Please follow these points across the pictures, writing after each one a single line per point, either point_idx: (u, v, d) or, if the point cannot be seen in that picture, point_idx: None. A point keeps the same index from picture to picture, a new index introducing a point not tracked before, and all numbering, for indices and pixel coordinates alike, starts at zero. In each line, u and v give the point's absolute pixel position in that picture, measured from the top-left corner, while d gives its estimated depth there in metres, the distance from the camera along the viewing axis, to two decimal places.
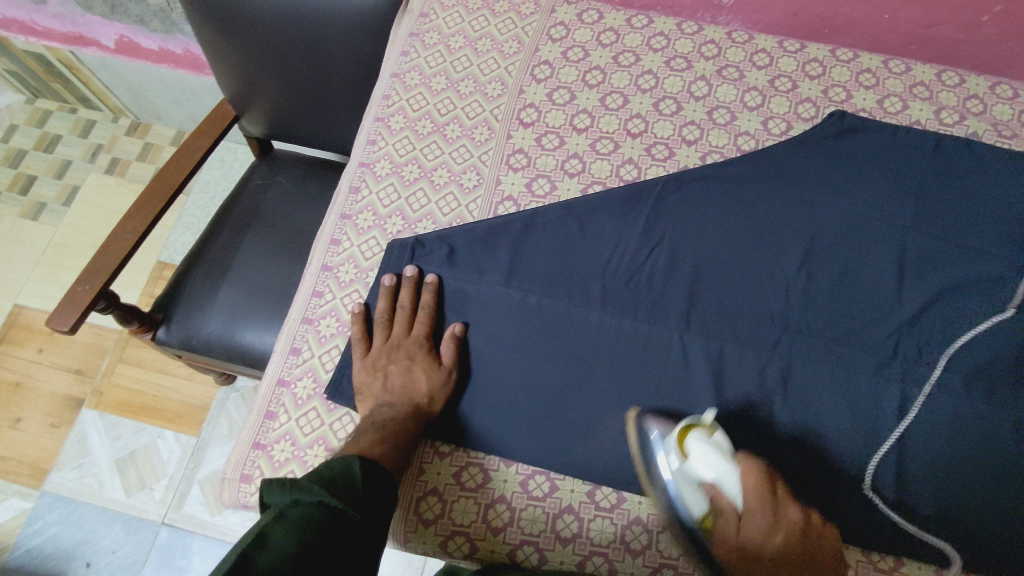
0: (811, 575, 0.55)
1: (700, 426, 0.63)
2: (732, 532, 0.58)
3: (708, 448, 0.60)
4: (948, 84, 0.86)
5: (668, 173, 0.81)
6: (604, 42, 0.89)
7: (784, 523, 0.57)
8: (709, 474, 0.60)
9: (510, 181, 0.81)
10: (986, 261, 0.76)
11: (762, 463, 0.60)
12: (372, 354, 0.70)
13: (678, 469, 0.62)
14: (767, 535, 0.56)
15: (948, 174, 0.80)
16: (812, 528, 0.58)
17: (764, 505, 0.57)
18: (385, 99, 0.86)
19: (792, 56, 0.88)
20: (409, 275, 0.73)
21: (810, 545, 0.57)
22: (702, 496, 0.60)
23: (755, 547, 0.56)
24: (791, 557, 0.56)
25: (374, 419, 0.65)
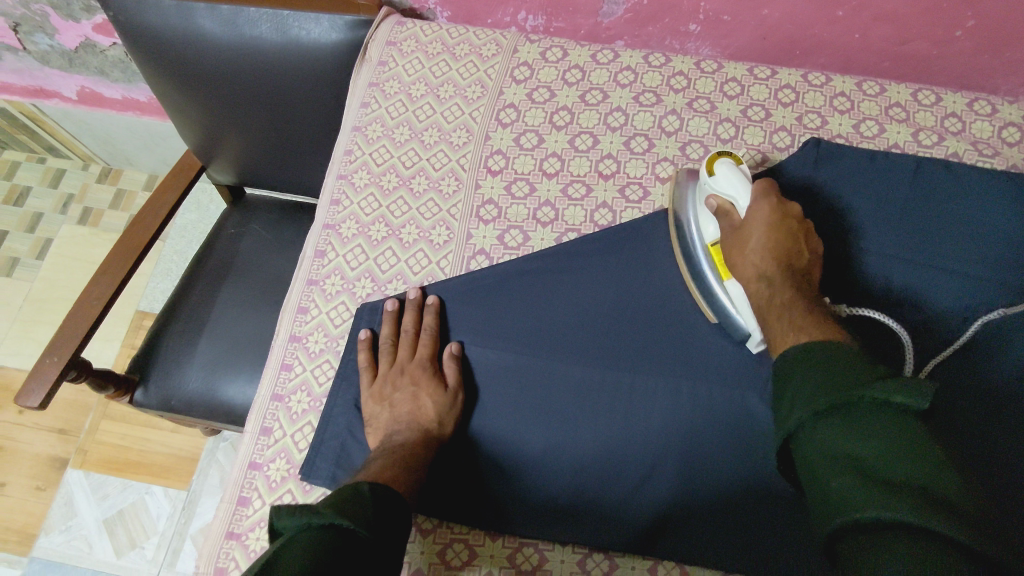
0: (790, 252, 0.64)
1: (728, 155, 0.71)
2: (731, 224, 0.68)
3: (730, 172, 0.69)
4: (925, 103, 0.84)
5: (644, 215, 0.79)
6: (570, 80, 0.86)
7: (782, 212, 0.65)
8: (727, 191, 0.68)
9: (482, 235, 0.79)
10: (977, 287, 0.73)
11: (776, 185, 0.68)
12: (377, 384, 0.70)
13: (704, 186, 0.72)
14: (766, 214, 0.65)
15: (932, 198, 0.77)
16: (807, 229, 0.66)
17: (763, 192, 0.66)
18: (347, 155, 0.84)
19: (764, 83, 0.86)
20: (413, 298, 0.74)
21: (800, 244, 0.65)
22: (715, 210, 0.70)
23: (748, 227, 0.66)
24: (783, 248, 0.64)
25: (385, 448, 0.65)
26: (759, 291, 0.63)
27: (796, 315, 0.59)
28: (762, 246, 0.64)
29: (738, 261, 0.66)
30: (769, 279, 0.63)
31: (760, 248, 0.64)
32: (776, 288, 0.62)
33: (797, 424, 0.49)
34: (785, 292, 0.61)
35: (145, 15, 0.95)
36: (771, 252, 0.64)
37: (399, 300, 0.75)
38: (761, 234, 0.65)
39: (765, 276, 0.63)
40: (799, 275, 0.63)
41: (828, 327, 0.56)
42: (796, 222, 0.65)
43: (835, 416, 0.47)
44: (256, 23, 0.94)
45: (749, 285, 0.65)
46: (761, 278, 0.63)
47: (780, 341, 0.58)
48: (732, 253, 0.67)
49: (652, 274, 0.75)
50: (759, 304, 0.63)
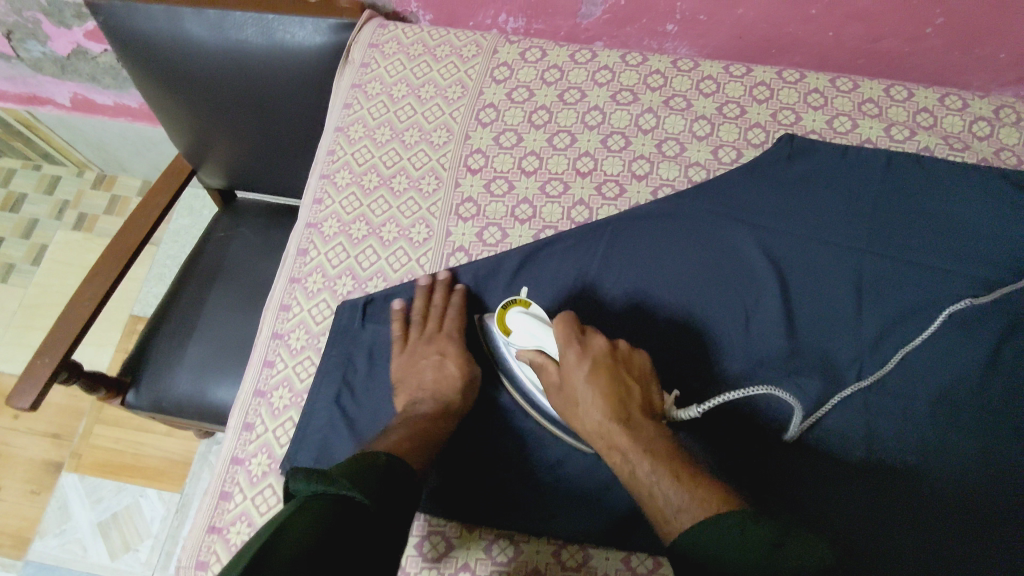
0: (622, 399, 0.61)
1: (516, 302, 0.70)
2: (554, 378, 0.65)
3: (525, 315, 0.68)
4: (897, 98, 0.85)
5: (619, 212, 0.80)
6: (548, 80, 0.88)
7: (593, 354, 0.64)
8: (531, 343, 0.67)
9: (461, 232, 0.80)
10: (943, 281, 0.75)
11: (577, 320, 0.67)
12: (406, 354, 0.73)
13: (507, 341, 0.70)
14: (576, 364, 0.64)
15: (902, 193, 0.79)
16: (622, 361, 0.64)
17: (564, 341, 0.65)
18: (330, 155, 0.85)
19: (740, 81, 0.87)
20: (443, 276, 0.76)
21: (629, 382, 0.63)
22: (533, 365, 0.68)
23: (572, 377, 0.64)
24: (620, 396, 0.61)
25: (410, 417, 0.67)
26: (607, 448, 0.60)
27: (661, 473, 0.55)
28: (594, 398, 0.62)
29: (583, 421, 0.63)
30: (619, 447, 0.59)
31: (595, 404, 0.61)
32: (638, 442, 0.58)
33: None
34: (633, 446, 0.58)
35: (133, 20, 0.96)
36: (604, 407, 0.61)
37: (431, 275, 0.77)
38: (586, 386, 0.63)
39: (612, 435, 0.60)
40: (644, 419, 0.61)
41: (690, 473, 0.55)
42: (609, 356, 0.64)
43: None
44: (242, 27, 0.96)
45: (598, 442, 0.61)
46: (607, 441, 0.60)
47: (653, 507, 0.55)
48: (571, 406, 0.64)
49: (625, 268, 0.77)
50: (618, 466, 0.59)
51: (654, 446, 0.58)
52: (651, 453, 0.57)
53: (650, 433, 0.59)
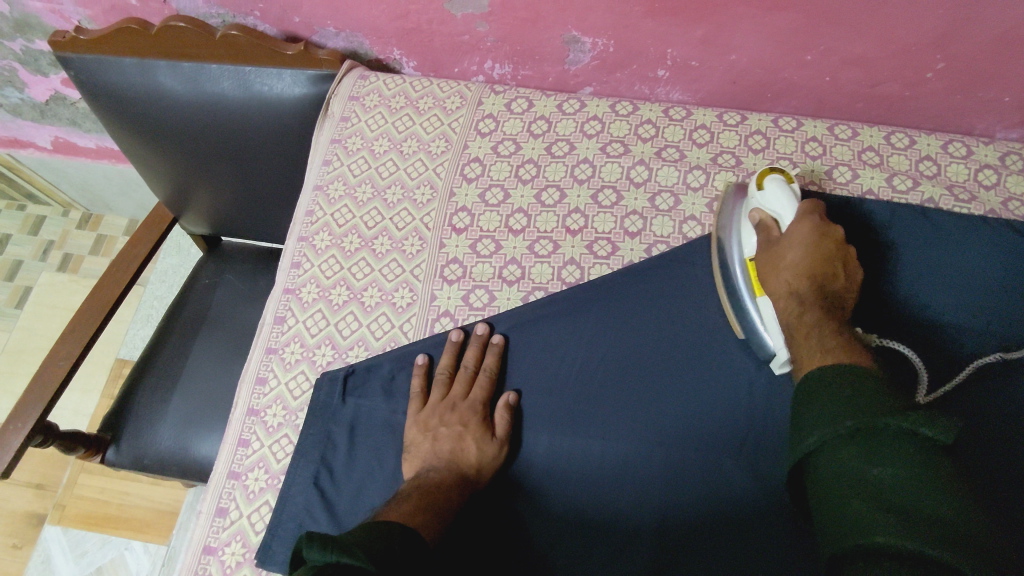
0: (827, 274, 0.61)
1: (778, 173, 0.69)
2: (769, 239, 0.65)
3: (778, 189, 0.67)
4: (898, 145, 0.82)
5: (612, 271, 0.77)
6: (535, 132, 0.84)
7: (823, 233, 0.62)
8: (772, 210, 0.67)
9: (446, 296, 0.76)
10: (959, 339, 0.70)
11: (824, 209, 0.65)
12: (425, 414, 0.69)
13: (750, 200, 0.70)
14: (804, 229, 0.63)
15: (910, 245, 0.74)
16: (847, 244, 0.63)
17: (808, 214, 0.64)
18: (309, 216, 0.82)
19: (734, 130, 0.84)
20: (479, 335, 0.72)
21: (841, 269, 0.61)
22: (754, 228, 0.68)
23: (786, 241, 0.64)
24: (821, 271, 0.61)
25: (419, 484, 0.63)
26: (788, 308, 0.61)
27: (830, 334, 0.56)
28: (799, 262, 0.62)
29: (776, 280, 0.63)
30: (802, 300, 0.60)
31: (796, 262, 0.62)
32: (810, 309, 0.59)
33: (814, 444, 0.47)
34: (813, 309, 0.59)
35: (107, 74, 0.94)
36: (807, 271, 0.61)
37: (466, 333, 0.74)
38: (801, 253, 0.62)
39: (797, 291, 0.61)
40: (836, 296, 0.60)
41: (852, 350, 0.55)
42: (838, 241, 0.62)
43: (856, 442, 0.45)
44: (217, 80, 0.93)
45: (779, 300, 0.62)
46: (795, 296, 0.61)
47: (803, 359, 0.57)
48: (769, 269, 0.64)
49: (622, 331, 0.73)
50: (789, 321, 0.61)
51: (828, 319, 0.58)
52: (827, 322, 0.58)
53: (829, 308, 0.59)
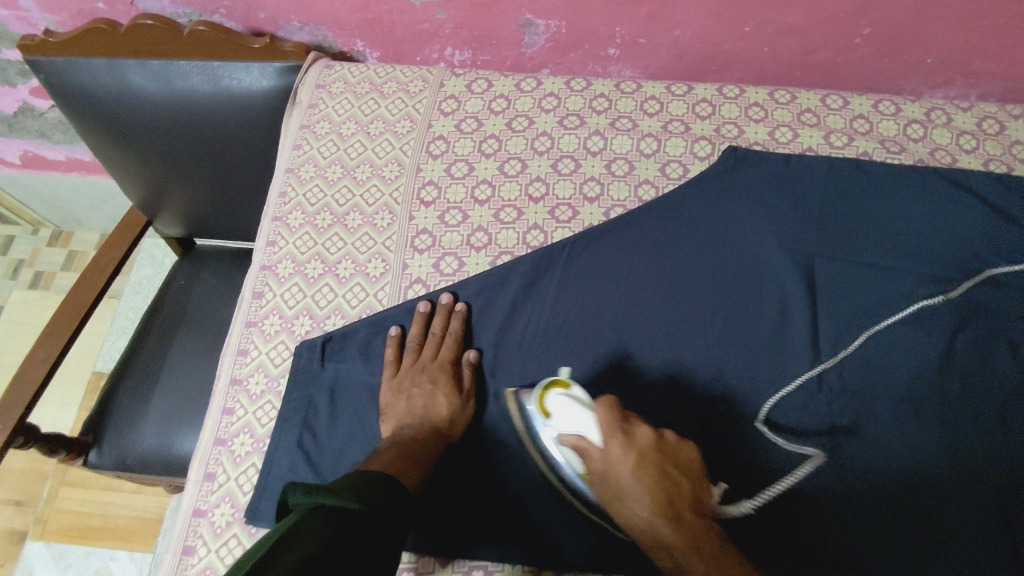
0: (669, 494, 0.59)
1: (556, 385, 0.68)
2: (594, 467, 0.62)
3: (564, 398, 0.65)
4: (833, 106, 0.88)
5: (574, 234, 0.81)
6: (495, 109, 0.89)
7: (637, 443, 0.61)
8: (574, 432, 0.64)
9: (417, 264, 0.80)
10: (895, 278, 0.78)
11: (619, 407, 0.64)
12: (398, 378, 0.73)
13: (546, 426, 0.67)
14: (622, 455, 0.61)
15: (844, 196, 0.82)
16: (669, 451, 0.61)
17: (608, 431, 0.62)
18: (281, 197, 0.85)
19: (682, 99, 0.89)
20: (444, 303, 0.76)
21: (679, 475, 0.60)
22: (573, 452, 0.65)
23: (614, 467, 0.61)
24: (663, 486, 0.59)
25: (396, 441, 0.67)
26: (661, 548, 0.58)
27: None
28: (641, 491, 0.59)
29: (628, 513, 0.60)
30: (669, 546, 0.57)
31: (641, 498, 0.59)
32: (690, 540, 0.56)
33: None
34: (684, 546, 0.56)
35: (76, 75, 0.96)
36: (649, 498, 0.58)
37: (432, 301, 0.77)
38: (632, 480, 0.59)
39: (661, 534, 0.57)
40: (688, 513, 0.58)
41: None
42: (661, 451, 0.61)
43: None
44: (186, 75, 0.96)
45: (650, 548, 0.58)
46: (657, 533, 0.57)
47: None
48: (615, 498, 0.61)
49: (584, 288, 0.78)
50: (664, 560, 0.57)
51: (699, 546, 0.56)
52: (703, 554, 0.55)
53: (694, 536, 0.57)
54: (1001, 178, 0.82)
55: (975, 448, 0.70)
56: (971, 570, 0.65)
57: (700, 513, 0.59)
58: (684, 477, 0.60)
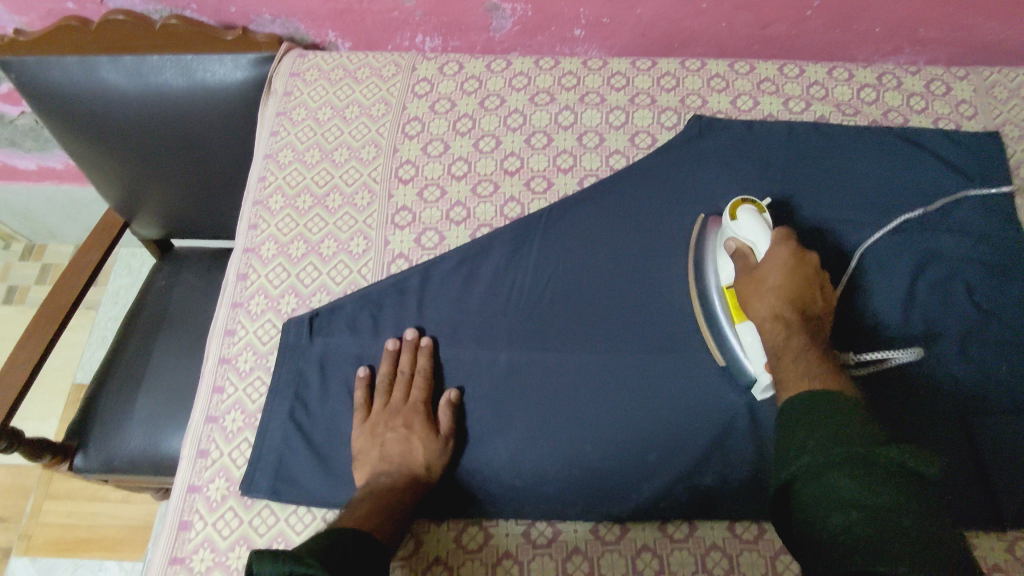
0: (804, 298, 0.67)
1: (749, 202, 0.74)
2: (749, 266, 0.71)
3: (751, 218, 0.72)
4: (790, 75, 0.93)
5: (550, 204, 0.84)
6: (468, 90, 0.91)
7: (801, 259, 0.69)
8: (749, 239, 0.72)
9: (399, 240, 0.82)
10: (856, 230, 0.82)
11: (793, 234, 0.72)
12: (370, 421, 0.70)
13: (724, 228, 0.75)
14: (784, 257, 0.69)
15: (804, 157, 0.86)
16: (819, 277, 0.69)
17: (784, 240, 0.70)
18: (261, 182, 0.86)
19: (647, 73, 0.93)
20: (410, 339, 0.74)
21: (816, 292, 0.69)
22: (731, 258, 0.73)
23: (767, 269, 0.69)
24: (795, 295, 0.67)
25: (370, 490, 0.66)
26: (777, 333, 0.66)
27: (816, 363, 0.62)
28: (779, 285, 0.67)
29: (757, 306, 0.68)
30: (789, 330, 0.65)
31: (778, 291, 0.67)
32: (802, 334, 0.65)
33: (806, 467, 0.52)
34: (801, 332, 0.65)
35: (47, 74, 0.96)
36: (787, 294, 0.67)
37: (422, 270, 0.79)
38: (780, 278, 0.68)
39: (785, 317, 0.66)
40: (811, 320, 0.67)
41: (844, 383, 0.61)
42: (813, 268, 0.69)
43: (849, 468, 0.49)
44: (160, 70, 0.97)
45: (766, 327, 0.67)
46: (780, 323, 0.66)
47: (791, 380, 0.62)
48: (749, 295, 0.69)
49: (564, 252, 0.81)
50: (774, 351, 0.66)
51: (812, 342, 0.64)
52: (816, 350, 0.63)
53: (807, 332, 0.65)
54: (949, 133, 0.87)
55: (944, 383, 0.73)
56: (965, 495, 0.69)
57: (821, 325, 0.67)
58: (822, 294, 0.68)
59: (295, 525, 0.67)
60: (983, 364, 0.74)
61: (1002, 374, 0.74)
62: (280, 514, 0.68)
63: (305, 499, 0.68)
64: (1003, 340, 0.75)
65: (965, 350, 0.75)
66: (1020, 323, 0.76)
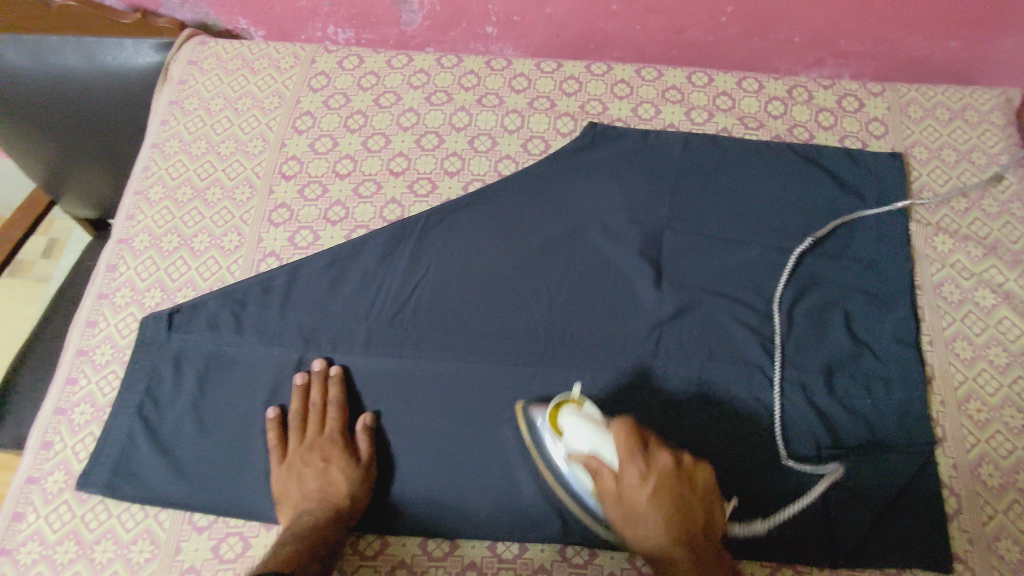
0: (686, 521, 0.57)
1: (569, 403, 0.66)
2: (607, 488, 0.60)
3: (578, 421, 0.63)
4: (698, 84, 0.90)
5: (430, 207, 0.82)
6: (364, 86, 0.90)
7: (656, 471, 0.58)
8: (587, 446, 0.62)
9: (273, 237, 0.80)
10: (741, 250, 0.79)
11: (633, 429, 0.61)
12: (288, 461, 0.69)
13: (559, 444, 0.65)
14: (639, 484, 0.58)
15: (699, 170, 0.83)
16: (687, 476, 0.59)
17: (626, 454, 0.59)
18: (144, 172, 0.85)
19: (550, 76, 0.90)
20: (318, 370, 0.73)
21: (692, 498, 0.58)
22: (583, 469, 0.63)
23: (631, 497, 0.58)
24: (674, 519, 0.57)
25: (294, 531, 0.64)
26: None
27: None
28: (654, 514, 0.57)
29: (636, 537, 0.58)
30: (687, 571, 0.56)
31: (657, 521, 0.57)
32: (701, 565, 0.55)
33: None
34: (681, 553, 0.56)
35: None
36: (674, 524, 0.57)
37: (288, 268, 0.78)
38: (650, 510, 0.57)
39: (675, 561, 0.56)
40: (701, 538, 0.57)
41: None
42: (676, 475, 0.58)
43: None
44: (61, 52, 0.96)
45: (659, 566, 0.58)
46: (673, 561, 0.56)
47: None
48: (622, 521, 0.59)
49: (437, 258, 0.79)
50: None
51: None
52: None
53: (691, 553, 0.56)
54: (850, 153, 0.84)
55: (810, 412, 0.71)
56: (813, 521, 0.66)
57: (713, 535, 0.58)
58: (700, 499, 0.58)
59: (127, 522, 0.67)
60: (845, 396, 0.72)
61: (866, 408, 0.71)
62: (113, 510, 0.68)
63: (138, 496, 0.68)
64: (874, 372, 0.73)
65: (830, 379, 0.72)
66: (897, 355, 0.73)
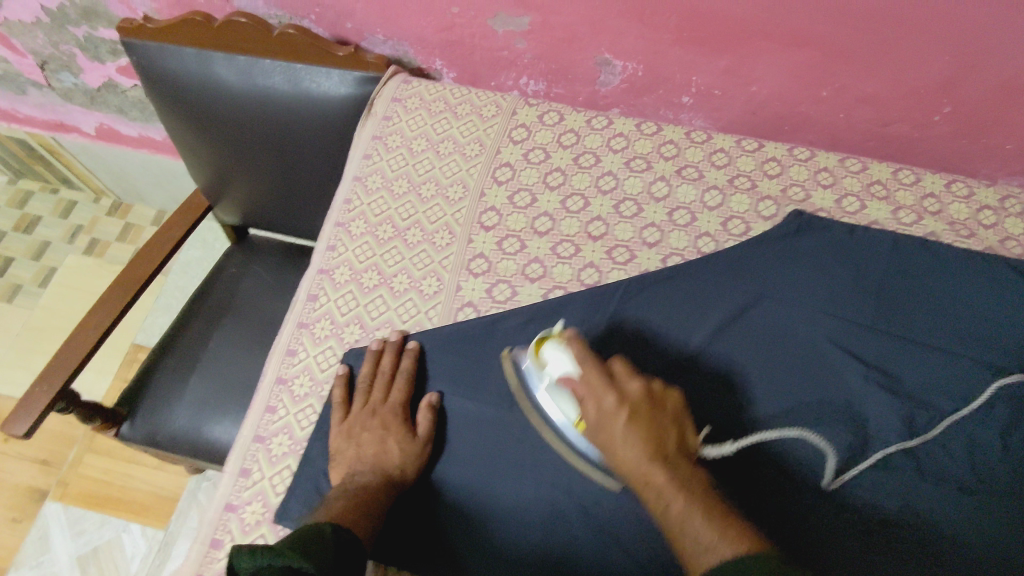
0: (656, 434, 0.59)
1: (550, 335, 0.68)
2: (590, 418, 0.62)
3: (554, 351, 0.65)
4: (905, 181, 0.88)
5: (629, 277, 0.81)
6: (565, 144, 0.90)
7: (629, 394, 0.61)
8: (559, 372, 0.65)
9: (471, 287, 0.80)
10: (957, 361, 0.75)
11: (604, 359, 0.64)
12: (348, 421, 0.71)
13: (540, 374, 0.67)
14: (613, 407, 0.60)
15: (905, 272, 0.80)
16: (658, 399, 0.62)
17: (596, 379, 0.62)
18: (346, 204, 0.87)
19: (751, 155, 0.89)
20: (394, 340, 0.76)
21: (664, 415, 0.61)
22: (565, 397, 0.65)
23: (608, 423, 0.60)
24: (650, 440, 0.58)
25: (346, 487, 0.66)
26: (650, 498, 0.57)
27: (695, 516, 0.53)
28: (631, 435, 0.59)
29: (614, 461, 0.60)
30: (662, 488, 0.56)
31: (632, 440, 0.58)
32: (682, 485, 0.56)
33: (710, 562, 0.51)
34: (661, 469, 0.57)
35: (163, 61, 0.99)
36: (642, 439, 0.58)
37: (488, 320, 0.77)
38: (625, 425, 0.59)
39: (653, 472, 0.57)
40: (681, 463, 0.58)
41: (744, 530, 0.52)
42: (644, 397, 0.61)
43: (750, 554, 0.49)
44: (270, 74, 0.98)
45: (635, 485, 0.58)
46: (648, 473, 0.57)
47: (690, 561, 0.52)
48: (603, 448, 0.60)
49: (637, 328, 0.77)
50: (655, 513, 0.56)
51: (692, 492, 0.55)
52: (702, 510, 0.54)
53: (676, 473, 0.57)
54: None
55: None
56: None
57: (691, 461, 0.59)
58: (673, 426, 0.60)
59: None
60: None
61: None
62: None
63: None
64: None
65: None
66: None
